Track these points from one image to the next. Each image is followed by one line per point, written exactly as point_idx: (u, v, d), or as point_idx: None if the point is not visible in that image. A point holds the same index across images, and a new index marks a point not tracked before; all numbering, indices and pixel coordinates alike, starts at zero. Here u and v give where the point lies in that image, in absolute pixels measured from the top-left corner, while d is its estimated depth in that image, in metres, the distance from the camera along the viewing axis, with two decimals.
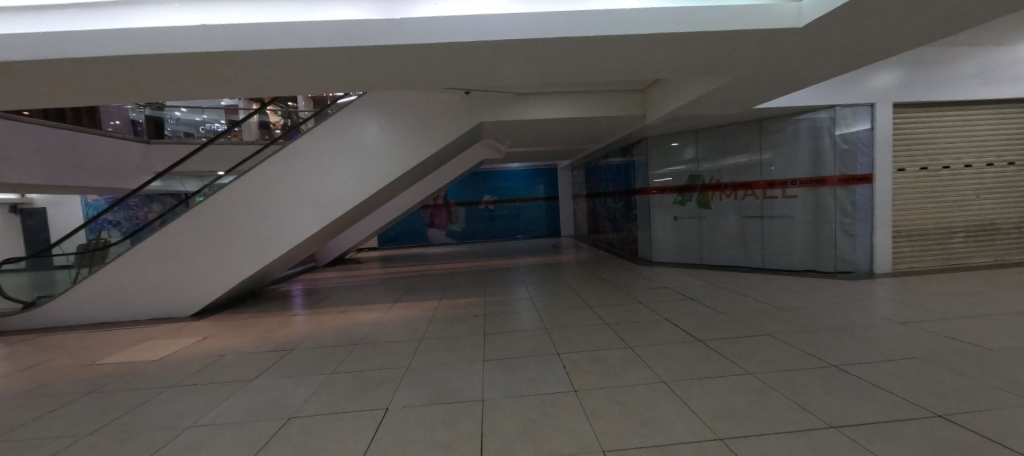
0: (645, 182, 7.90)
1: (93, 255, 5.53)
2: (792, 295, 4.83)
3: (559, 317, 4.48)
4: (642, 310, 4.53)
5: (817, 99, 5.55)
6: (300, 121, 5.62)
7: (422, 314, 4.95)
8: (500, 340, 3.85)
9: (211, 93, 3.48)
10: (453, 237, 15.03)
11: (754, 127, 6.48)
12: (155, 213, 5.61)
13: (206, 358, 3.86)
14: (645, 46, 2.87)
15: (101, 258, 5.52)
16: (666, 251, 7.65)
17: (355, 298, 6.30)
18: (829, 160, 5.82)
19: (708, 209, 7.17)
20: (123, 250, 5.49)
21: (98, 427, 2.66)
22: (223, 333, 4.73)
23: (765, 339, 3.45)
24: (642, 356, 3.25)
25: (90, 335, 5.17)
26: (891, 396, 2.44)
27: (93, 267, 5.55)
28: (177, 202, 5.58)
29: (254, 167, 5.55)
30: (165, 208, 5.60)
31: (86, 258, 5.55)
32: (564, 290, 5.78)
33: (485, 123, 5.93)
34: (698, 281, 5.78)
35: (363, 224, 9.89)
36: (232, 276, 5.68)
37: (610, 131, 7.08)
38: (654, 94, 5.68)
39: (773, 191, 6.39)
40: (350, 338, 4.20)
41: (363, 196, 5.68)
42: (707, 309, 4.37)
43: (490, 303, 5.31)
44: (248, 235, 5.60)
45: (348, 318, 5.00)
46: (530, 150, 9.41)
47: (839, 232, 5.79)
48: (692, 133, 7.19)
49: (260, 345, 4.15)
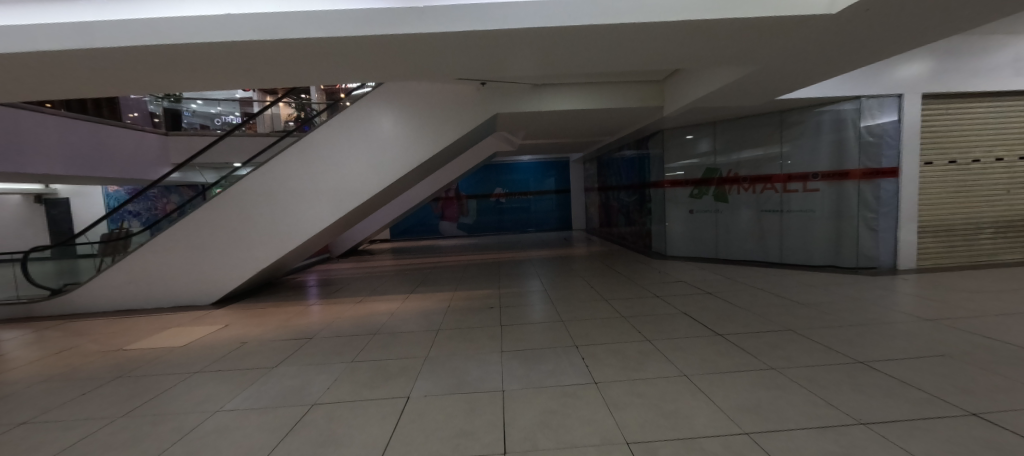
0: (659, 176, 7.80)
1: (115, 245, 5.65)
2: (812, 291, 4.74)
3: (574, 309, 4.47)
4: (659, 303, 4.50)
5: (842, 90, 5.39)
6: (313, 115, 5.66)
7: (437, 305, 4.98)
8: (516, 332, 3.85)
9: (231, 83, 3.50)
10: (464, 229, 15.07)
11: (775, 120, 6.31)
12: (173, 204, 5.69)
13: (229, 345, 3.94)
14: (671, 33, 2.80)
15: (123, 248, 5.65)
16: (681, 245, 7.57)
17: (370, 289, 6.36)
18: (853, 153, 5.66)
19: (725, 203, 7.05)
20: (144, 240, 5.62)
21: (129, 410, 2.74)
22: (244, 321, 4.82)
23: (788, 334, 3.39)
24: (661, 349, 3.22)
25: (116, 321, 5.31)
26: (921, 393, 2.38)
27: (115, 257, 5.68)
28: (194, 193, 5.65)
29: (270, 159, 5.60)
30: (183, 199, 5.68)
31: (109, 248, 5.68)
32: (578, 283, 5.77)
33: (500, 115, 5.89)
34: (715, 276, 5.71)
35: (376, 216, 9.98)
36: (251, 266, 5.78)
37: (626, 123, 6.98)
38: (672, 85, 5.57)
39: (793, 185, 6.26)
40: (367, 328, 4.25)
41: (378, 187, 5.71)
42: (725, 303, 4.32)
43: (505, 295, 5.32)
44: (266, 226, 5.68)
45: (365, 308, 5.06)
46: (543, 142, 9.34)
47: (861, 227, 5.65)
48: (709, 125, 7.05)
49: (281, 334, 4.22)
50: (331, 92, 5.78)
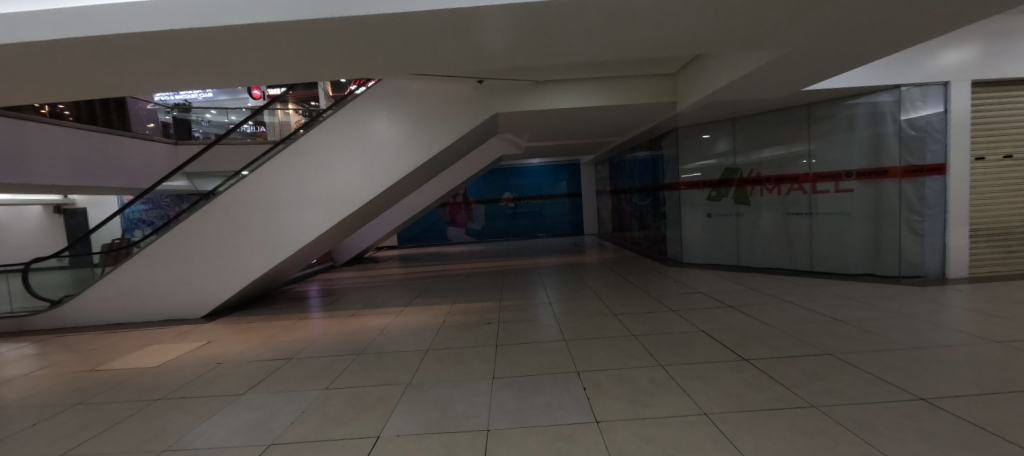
0: (674, 177, 7.31)
1: (116, 254, 5.45)
2: (850, 305, 4.19)
3: (580, 326, 4.05)
4: (674, 319, 4.03)
5: (878, 78, 4.85)
6: (322, 110, 5.41)
7: (433, 320, 4.62)
8: (512, 354, 3.45)
9: (202, 80, 3.22)
10: (474, 235, 14.75)
11: (801, 114, 5.75)
12: (179, 208, 5.53)
13: (204, 366, 3.65)
14: (686, 8, 2.37)
15: (124, 256, 5.44)
16: (699, 252, 7.03)
17: (366, 301, 6.05)
18: (892, 149, 5.07)
19: (747, 205, 6.48)
20: (144, 245, 5.41)
21: (70, 447, 2.44)
22: (228, 338, 4.55)
23: (828, 361, 2.90)
24: (677, 378, 2.78)
25: (103, 337, 5.10)
26: (1008, 445, 1.88)
27: (115, 264, 5.47)
28: (199, 197, 5.48)
29: (260, 165, 5.34)
30: (188, 203, 5.51)
31: (110, 253, 5.47)
32: (586, 294, 5.35)
33: (500, 115, 5.53)
34: (736, 286, 5.22)
35: (380, 223, 9.75)
36: (242, 277, 5.55)
37: (639, 121, 6.52)
38: (686, 78, 5.12)
39: (824, 185, 5.66)
40: (354, 346, 3.92)
41: (372, 193, 5.42)
42: (750, 320, 3.84)
43: (506, 308, 4.94)
44: (257, 236, 5.44)
45: (355, 323, 4.74)
46: (551, 144, 8.95)
47: (903, 231, 5.05)
48: (727, 122, 6.54)
49: (261, 352, 3.93)
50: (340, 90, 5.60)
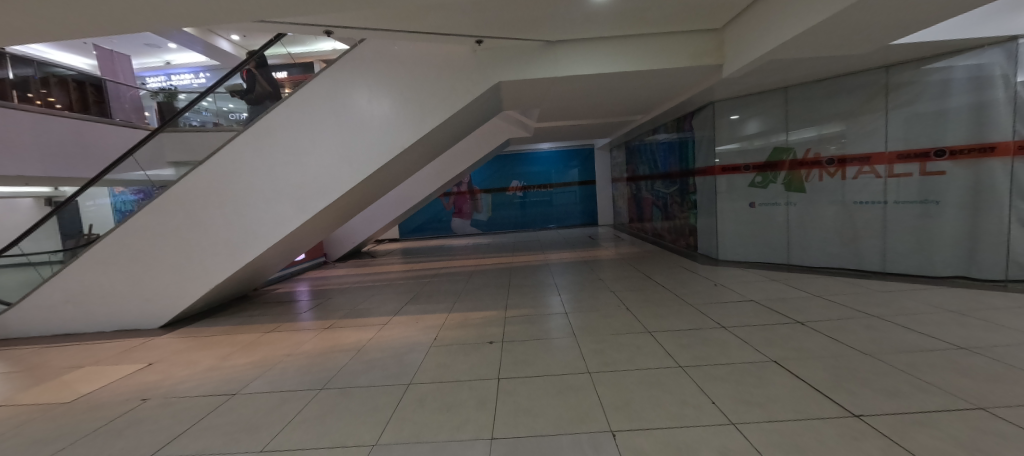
0: (709, 160, 6.26)
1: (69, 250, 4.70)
2: (962, 321, 3.20)
3: (607, 350, 3.13)
4: (730, 342, 3.10)
5: (992, 26, 3.75)
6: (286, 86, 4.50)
7: (422, 337, 3.75)
8: (519, 395, 2.57)
9: (88, 27, 2.34)
10: (480, 227, 13.86)
11: (879, 78, 4.63)
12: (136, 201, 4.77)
13: (124, 405, 2.84)
14: None
15: (75, 253, 4.67)
16: (738, 247, 6.02)
17: (350, 306, 5.21)
18: (1003, 119, 3.97)
19: (800, 192, 5.40)
20: (93, 240, 4.63)
21: None
22: (177, 357, 3.75)
23: (987, 422, 1.96)
24: (764, 451, 1.86)
25: (38, 351, 4.33)
26: None
27: (64, 263, 4.68)
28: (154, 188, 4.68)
29: (219, 149, 4.50)
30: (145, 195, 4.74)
31: (63, 251, 4.72)
32: (609, 302, 4.42)
33: (503, 85, 4.58)
34: (796, 293, 4.24)
35: (376, 214, 8.89)
36: (204, 280, 4.75)
37: (672, 92, 5.47)
38: (739, 32, 4.09)
39: (903, 167, 4.58)
40: (319, 376, 3.07)
41: (352, 181, 4.55)
42: (835, 346, 2.90)
43: (513, 321, 4.04)
44: (220, 233, 4.63)
45: (329, 339, 3.90)
46: (563, 125, 7.95)
47: (1013, 223, 3.99)
48: (779, 92, 5.45)
49: (202, 383, 3.11)
50: (259, 96, 4.67)
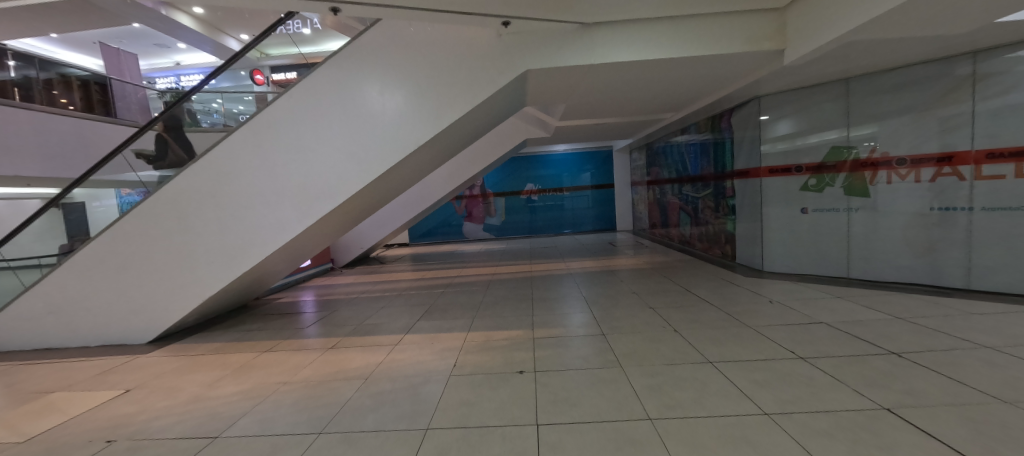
0: (755, 161, 5.68)
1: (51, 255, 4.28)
2: None
3: (667, 387, 2.56)
4: (819, 381, 2.51)
5: None
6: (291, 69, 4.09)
7: (439, 363, 3.22)
8: (567, 451, 2.01)
9: None
10: (492, 231, 13.33)
11: (964, 66, 4.01)
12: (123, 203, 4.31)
13: (84, 449, 2.36)
14: None
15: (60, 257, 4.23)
16: (786, 258, 5.42)
17: (357, 321, 4.70)
18: None
19: (862, 196, 4.80)
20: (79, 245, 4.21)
21: None
22: (159, 382, 3.27)
23: None
24: None
25: (12, 368, 3.88)
26: None
27: (52, 266, 4.24)
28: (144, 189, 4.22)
29: (215, 145, 4.05)
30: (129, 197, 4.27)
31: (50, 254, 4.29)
32: (650, 321, 3.85)
33: (529, 75, 4.06)
34: (872, 314, 3.63)
35: (386, 218, 8.43)
36: (198, 290, 4.30)
37: (717, 84, 4.90)
38: (807, 11, 3.52)
39: (994, 168, 3.94)
40: (317, 415, 2.55)
41: (360, 182, 4.07)
42: (959, 390, 2.30)
43: (542, 344, 3.49)
44: (216, 239, 4.18)
45: (333, 362, 3.39)
46: (585, 124, 7.42)
47: None
48: (838, 83, 4.86)
49: (181, 420, 2.61)
50: (171, 163, 4.26)
